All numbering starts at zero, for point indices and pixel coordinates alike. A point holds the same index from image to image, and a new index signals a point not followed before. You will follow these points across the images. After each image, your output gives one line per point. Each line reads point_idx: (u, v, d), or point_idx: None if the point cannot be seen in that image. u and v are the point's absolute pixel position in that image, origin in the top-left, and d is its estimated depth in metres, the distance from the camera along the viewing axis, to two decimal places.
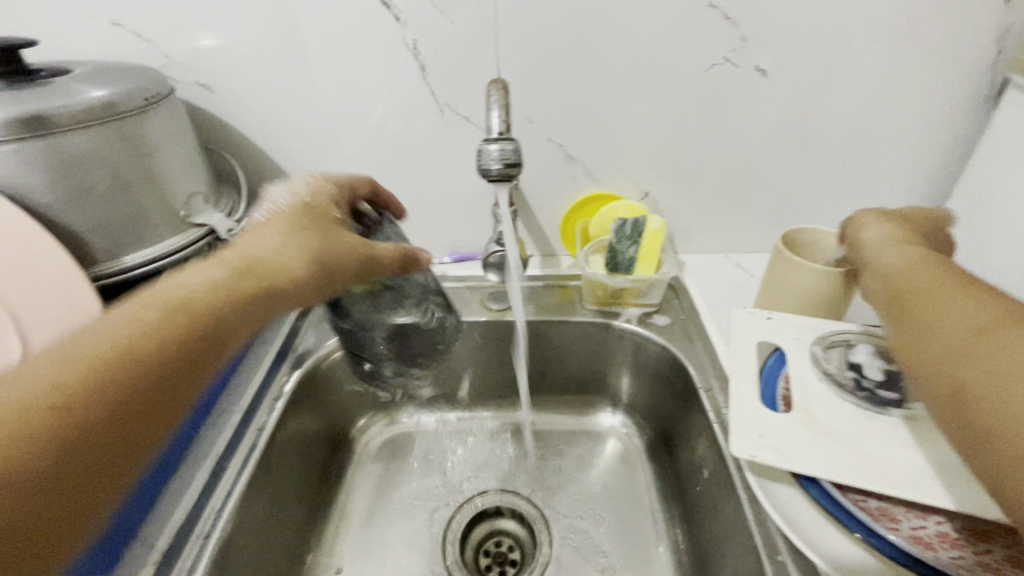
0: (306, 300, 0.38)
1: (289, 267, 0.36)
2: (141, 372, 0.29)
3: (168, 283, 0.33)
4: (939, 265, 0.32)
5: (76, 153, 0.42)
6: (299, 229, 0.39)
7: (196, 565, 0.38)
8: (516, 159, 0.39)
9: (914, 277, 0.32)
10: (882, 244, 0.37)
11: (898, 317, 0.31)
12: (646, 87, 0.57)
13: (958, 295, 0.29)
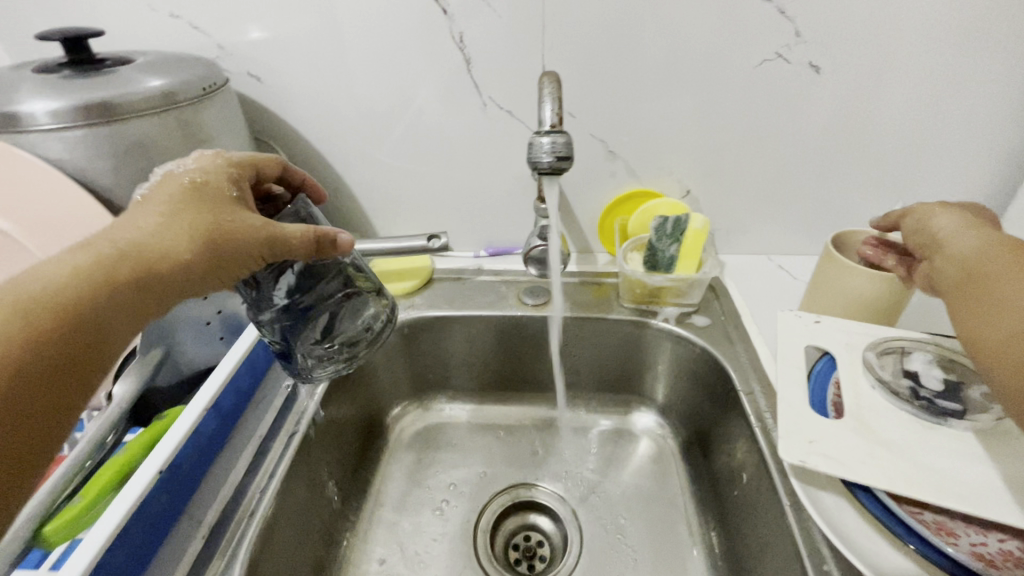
0: (201, 285, 0.34)
1: (172, 250, 0.33)
2: (5, 376, 0.27)
3: (25, 275, 0.30)
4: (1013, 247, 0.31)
5: (138, 140, 0.43)
6: (182, 208, 0.34)
7: (241, 541, 0.39)
8: (567, 152, 0.38)
9: (986, 258, 0.32)
10: (953, 231, 0.36)
11: (967, 305, 0.31)
12: (694, 83, 0.56)
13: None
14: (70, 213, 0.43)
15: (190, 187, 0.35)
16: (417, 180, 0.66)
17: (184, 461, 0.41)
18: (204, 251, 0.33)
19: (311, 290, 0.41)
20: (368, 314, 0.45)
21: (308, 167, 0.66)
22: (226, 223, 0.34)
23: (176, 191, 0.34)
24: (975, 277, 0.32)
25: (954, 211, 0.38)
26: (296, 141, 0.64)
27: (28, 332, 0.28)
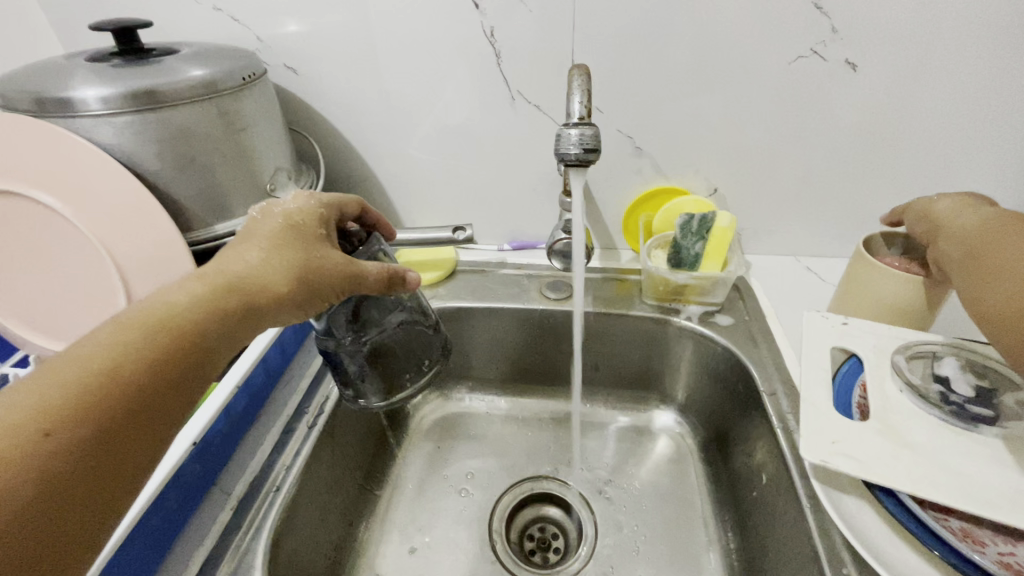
0: (291, 316, 0.37)
1: (273, 282, 0.35)
2: (133, 392, 0.28)
3: (146, 300, 0.32)
4: (1014, 224, 0.36)
5: (181, 126, 0.45)
6: (281, 244, 0.37)
7: (267, 515, 0.41)
8: (595, 145, 0.37)
9: (988, 232, 0.36)
10: (957, 213, 0.40)
11: (971, 269, 0.35)
12: (727, 79, 0.56)
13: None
14: (100, 182, 0.44)
15: (287, 224, 0.38)
16: (444, 173, 0.67)
17: (216, 436, 0.43)
18: (299, 284, 0.36)
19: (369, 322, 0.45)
20: (417, 347, 0.48)
21: (339, 157, 0.68)
22: (319, 259, 0.37)
23: (276, 228, 0.37)
24: (978, 247, 0.36)
25: (959, 196, 0.41)
26: (328, 132, 0.65)
27: (152, 349, 0.30)
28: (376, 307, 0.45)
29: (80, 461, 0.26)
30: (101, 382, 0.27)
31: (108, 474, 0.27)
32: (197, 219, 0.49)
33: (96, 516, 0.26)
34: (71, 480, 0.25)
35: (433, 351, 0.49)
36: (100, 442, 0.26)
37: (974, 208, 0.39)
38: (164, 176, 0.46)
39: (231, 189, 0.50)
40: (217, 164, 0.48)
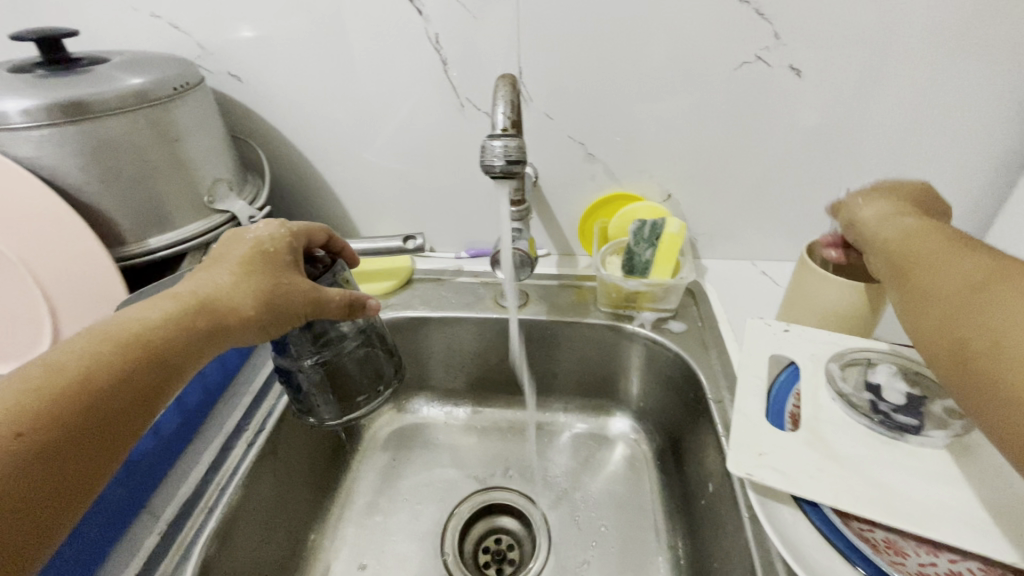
0: (258, 337, 0.37)
1: (242, 303, 0.35)
2: (99, 402, 0.29)
3: (118, 316, 0.32)
4: (934, 233, 0.35)
5: (108, 138, 0.43)
6: (253, 267, 0.37)
7: (197, 538, 0.40)
8: (520, 156, 0.35)
9: (911, 248, 0.35)
10: (879, 222, 0.40)
11: (902, 287, 0.34)
12: (673, 86, 0.56)
13: (956, 255, 0.32)
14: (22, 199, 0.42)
15: (257, 249, 0.38)
16: (398, 181, 0.66)
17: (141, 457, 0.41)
18: (266, 307, 0.36)
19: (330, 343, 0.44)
20: (377, 370, 0.48)
21: (290, 166, 0.66)
22: (285, 283, 0.37)
23: (248, 251, 0.38)
24: (904, 264, 0.35)
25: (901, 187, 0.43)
26: (277, 140, 0.64)
27: (123, 363, 0.30)
28: (339, 331, 0.44)
29: (42, 465, 0.26)
30: (69, 392, 0.28)
31: (69, 482, 0.27)
32: (129, 233, 0.47)
33: (51, 520, 0.26)
34: (33, 482, 0.26)
35: (389, 375, 0.49)
36: (67, 448, 0.27)
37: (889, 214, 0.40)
38: (92, 190, 0.45)
39: (165, 202, 0.48)
40: (149, 176, 0.46)
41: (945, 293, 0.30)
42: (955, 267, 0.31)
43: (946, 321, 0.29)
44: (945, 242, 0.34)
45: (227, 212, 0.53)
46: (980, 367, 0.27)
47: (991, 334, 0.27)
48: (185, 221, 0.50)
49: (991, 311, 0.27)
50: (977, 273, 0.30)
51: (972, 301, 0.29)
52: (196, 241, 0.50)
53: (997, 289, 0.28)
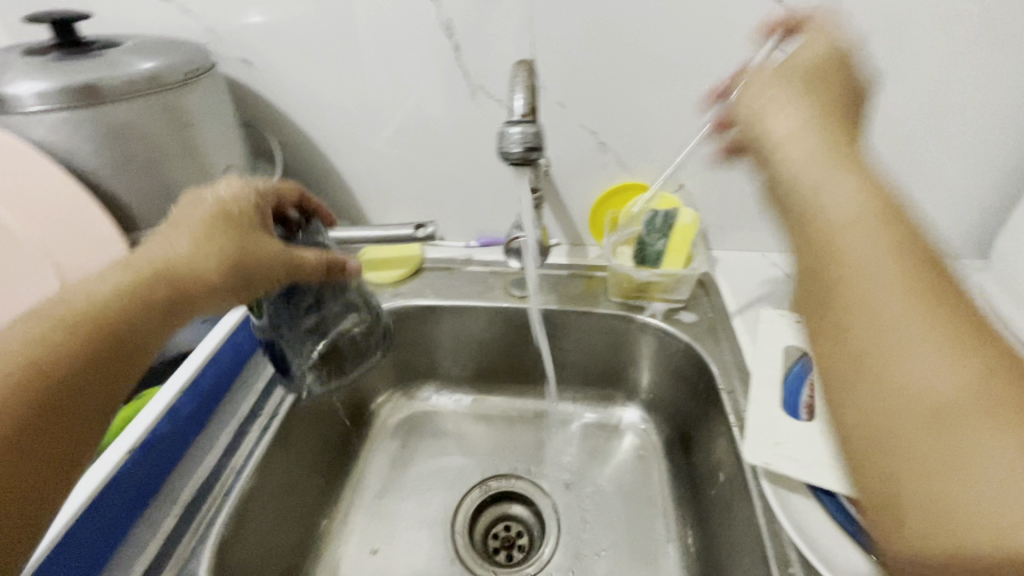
0: (227, 305, 0.37)
1: (206, 273, 0.35)
2: (65, 384, 0.29)
3: (69, 294, 0.32)
4: (910, 258, 0.22)
5: (121, 123, 0.43)
6: (215, 233, 0.36)
7: (214, 520, 0.41)
8: (538, 143, 0.35)
9: (861, 286, 0.22)
10: (810, 158, 0.27)
11: (850, 364, 0.22)
12: (688, 74, 0.55)
13: (873, 216, 0.23)
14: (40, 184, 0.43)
15: (222, 211, 0.37)
16: (408, 169, 0.66)
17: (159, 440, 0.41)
18: (232, 274, 0.36)
19: (308, 308, 0.44)
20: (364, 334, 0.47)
21: (301, 153, 0.66)
22: (254, 249, 0.37)
23: (209, 214, 0.36)
24: (853, 324, 0.22)
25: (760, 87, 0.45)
26: (287, 127, 0.64)
27: (82, 344, 0.30)
28: (320, 296, 0.44)
29: (10, 453, 0.27)
30: (30, 379, 0.28)
31: (46, 462, 0.28)
32: (142, 219, 0.47)
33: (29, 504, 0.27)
34: (8, 468, 0.27)
35: (376, 339, 0.49)
36: (35, 432, 0.28)
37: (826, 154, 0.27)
38: (107, 175, 0.45)
39: (177, 187, 0.48)
40: (163, 162, 0.46)
41: (860, 291, 0.22)
42: (868, 247, 0.23)
43: (849, 343, 0.22)
44: (864, 191, 0.25)
45: None
46: (879, 417, 0.21)
47: (908, 389, 0.20)
48: None
49: (907, 351, 0.20)
50: (889, 268, 0.22)
51: (881, 318, 0.21)
52: None
53: (914, 313, 0.21)
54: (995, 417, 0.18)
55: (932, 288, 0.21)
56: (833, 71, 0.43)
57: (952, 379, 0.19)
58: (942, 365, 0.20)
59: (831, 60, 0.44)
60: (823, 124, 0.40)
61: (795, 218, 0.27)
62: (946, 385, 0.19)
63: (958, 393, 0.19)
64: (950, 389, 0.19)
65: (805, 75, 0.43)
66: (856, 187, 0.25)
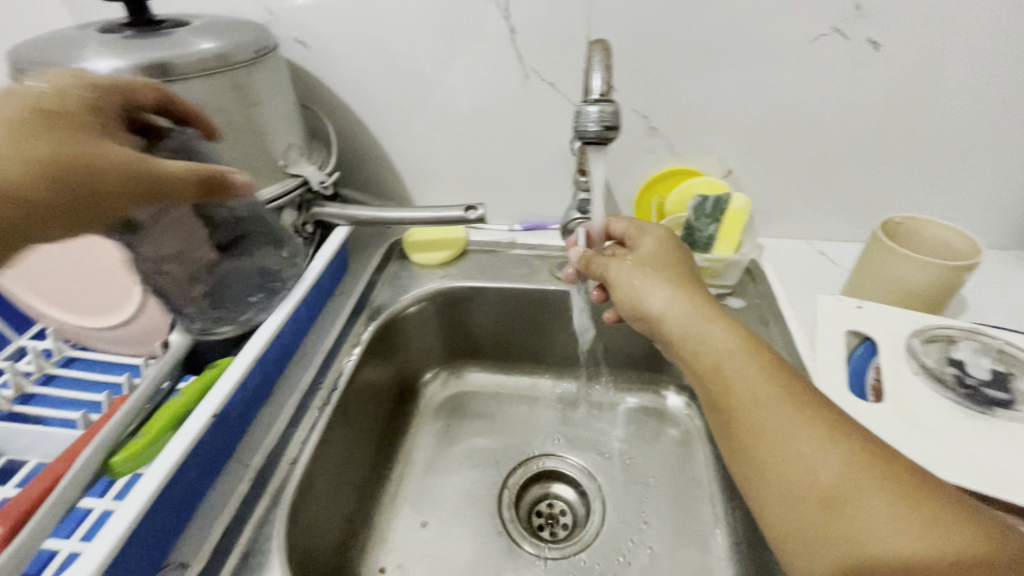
0: (52, 222, 0.34)
1: (18, 178, 0.32)
2: None
3: None
4: (752, 349, 0.34)
5: (195, 100, 0.44)
6: (27, 136, 0.33)
7: (285, 487, 0.42)
8: (616, 122, 0.35)
9: (729, 383, 0.33)
10: (678, 311, 0.38)
11: (733, 434, 0.32)
12: (744, 58, 0.55)
13: (739, 351, 0.34)
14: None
15: (38, 110, 0.35)
16: (455, 151, 0.66)
17: (234, 410, 0.43)
18: (56, 187, 0.33)
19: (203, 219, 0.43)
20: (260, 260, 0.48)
21: (350, 135, 0.67)
22: (59, 150, 0.34)
23: (18, 116, 0.34)
24: (729, 406, 0.33)
25: (621, 264, 0.42)
26: (338, 108, 0.65)
27: None
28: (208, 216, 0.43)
29: None
30: None
31: None
32: None
33: None
34: None
35: (268, 253, 0.49)
36: None
37: (689, 296, 0.38)
38: None
39: (241, 165, 0.49)
40: (231, 139, 0.47)
41: (743, 402, 0.32)
42: (741, 371, 0.33)
43: (754, 454, 0.31)
44: (729, 332, 0.35)
45: (299, 177, 0.54)
46: (768, 483, 0.30)
47: (806, 475, 0.28)
48: (260, 184, 0.50)
49: (789, 439, 0.30)
50: (765, 388, 0.32)
51: (765, 425, 0.31)
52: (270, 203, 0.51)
53: (785, 415, 0.31)
54: (862, 494, 0.27)
55: (794, 391, 0.32)
56: (674, 248, 0.43)
57: (829, 468, 0.28)
58: (818, 451, 0.29)
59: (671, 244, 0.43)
60: (688, 289, 0.39)
61: (695, 359, 0.36)
62: (829, 476, 0.28)
63: (836, 479, 0.28)
64: (832, 479, 0.28)
65: (660, 257, 0.42)
66: (726, 330, 0.35)
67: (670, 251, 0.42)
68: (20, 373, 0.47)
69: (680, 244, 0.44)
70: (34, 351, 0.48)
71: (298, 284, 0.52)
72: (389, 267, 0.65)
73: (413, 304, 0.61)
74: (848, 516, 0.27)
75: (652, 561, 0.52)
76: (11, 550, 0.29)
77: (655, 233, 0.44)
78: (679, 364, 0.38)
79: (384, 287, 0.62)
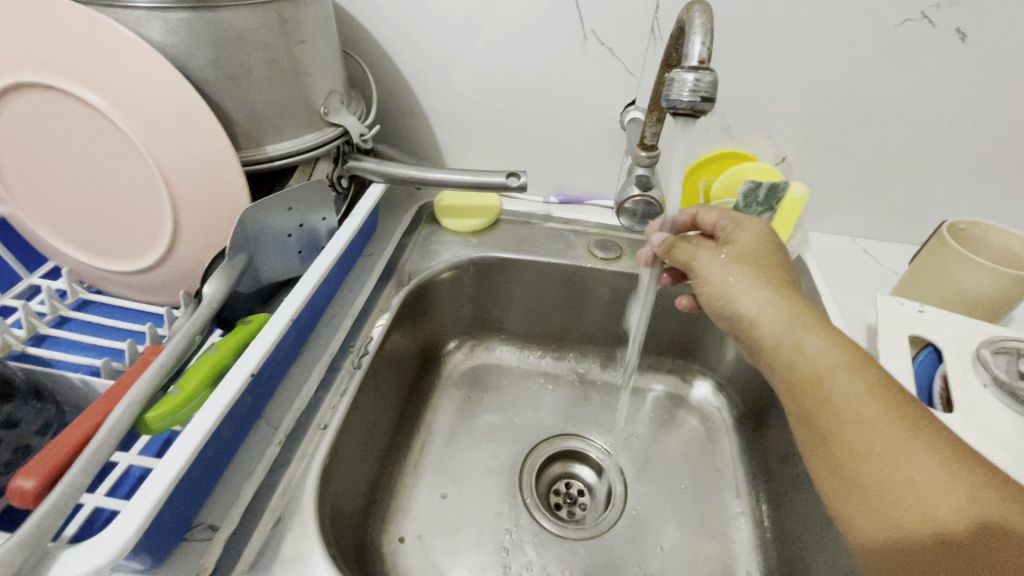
0: None
1: None
2: None
3: None
4: (859, 368, 0.32)
5: (239, 32, 0.40)
6: None
7: (317, 451, 0.41)
8: (713, 94, 0.32)
9: (831, 403, 0.32)
10: (774, 316, 0.36)
11: (826, 455, 0.31)
12: (822, 36, 0.51)
13: (844, 366, 0.32)
14: (146, 75, 0.38)
15: None
16: (498, 113, 0.63)
17: (266, 368, 0.40)
18: None
19: None
20: None
21: (387, 85, 0.62)
22: None
23: None
24: (825, 428, 0.31)
25: (713, 257, 0.40)
26: (376, 54, 0.60)
27: None
28: None
29: None
30: None
31: None
32: (246, 139, 0.45)
33: None
34: None
35: None
36: None
37: (787, 301, 0.36)
38: (218, 88, 0.42)
39: (280, 108, 0.45)
40: (275, 80, 0.43)
41: (844, 422, 0.31)
42: (846, 388, 0.31)
43: (855, 477, 0.30)
44: (832, 345, 0.33)
45: (340, 126, 0.50)
46: (865, 508, 0.29)
47: (916, 507, 0.27)
48: (299, 132, 0.47)
49: (899, 466, 0.28)
50: (872, 409, 0.30)
51: (871, 447, 0.29)
52: (308, 153, 0.47)
53: (897, 440, 0.29)
54: (982, 536, 0.25)
55: (906, 414, 0.30)
56: (773, 245, 0.40)
57: (945, 502, 0.27)
58: (933, 481, 0.27)
59: (767, 247, 0.40)
60: (787, 293, 0.36)
61: (791, 370, 0.34)
62: (946, 509, 0.27)
63: (952, 514, 0.26)
64: (948, 511, 0.26)
65: (758, 254, 0.39)
66: (830, 343, 0.33)
67: (768, 248, 0.40)
68: (33, 313, 0.44)
69: (779, 241, 0.41)
70: (49, 292, 0.46)
71: (330, 241, 0.49)
72: (421, 230, 0.62)
73: (444, 270, 0.59)
74: (961, 556, 0.26)
75: (674, 547, 0.52)
76: (45, 509, 0.27)
77: (753, 228, 0.41)
78: (770, 372, 0.36)
79: (413, 251, 0.60)
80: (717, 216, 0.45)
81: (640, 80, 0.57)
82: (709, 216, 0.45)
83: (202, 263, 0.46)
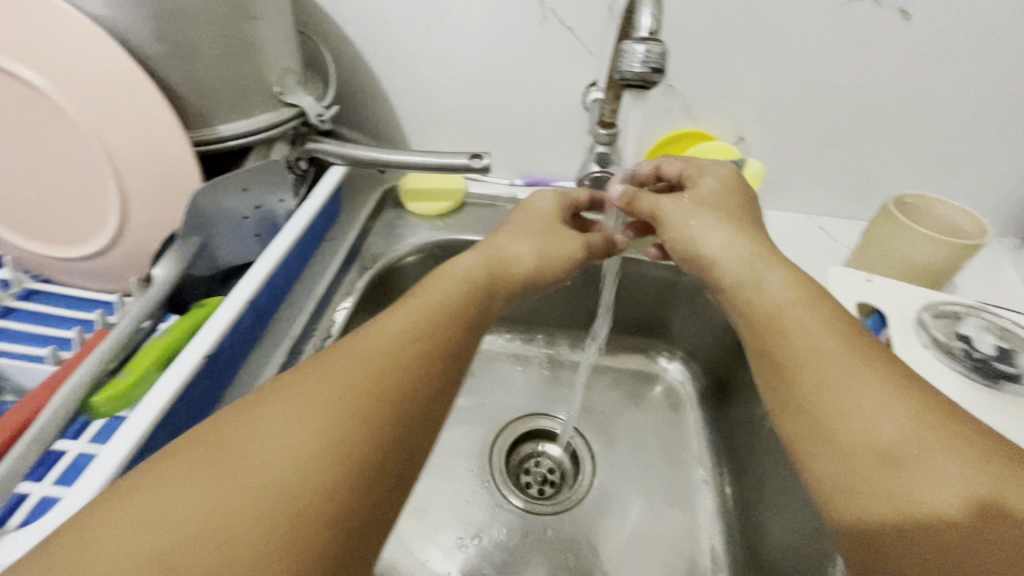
0: None
1: None
2: None
3: None
4: (814, 303, 0.35)
5: (187, 6, 0.38)
6: None
7: None
8: (662, 65, 0.33)
9: (787, 333, 0.34)
10: (734, 254, 0.38)
11: (784, 391, 0.33)
12: (775, 14, 0.52)
13: (800, 302, 0.35)
14: (88, 49, 0.37)
15: None
16: (460, 95, 0.62)
17: (222, 352, 0.40)
18: None
19: None
20: None
21: (346, 67, 0.61)
22: None
23: None
24: (783, 362, 0.33)
25: (676, 203, 0.43)
26: (333, 34, 0.59)
27: None
28: None
29: None
30: None
31: None
32: (195, 117, 0.43)
33: None
34: None
35: None
36: None
37: (748, 241, 0.39)
38: (163, 64, 0.39)
39: (232, 87, 0.43)
40: (227, 57, 0.41)
41: (801, 357, 0.33)
42: (801, 324, 0.34)
43: (809, 409, 0.31)
44: (789, 283, 0.36)
45: (296, 106, 0.49)
46: (817, 437, 0.30)
47: (866, 432, 0.29)
48: (254, 112, 0.45)
49: (853, 394, 0.30)
50: (829, 344, 0.32)
51: (828, 379, 0.31)
52: (263, 134, 0.46)
53: (850, 373, 0.31)
54: (921, 455, 0.27)
55: (862, 351, 0.32)
56: (735, 191, 0.43)
57: (893, 426, 0.28)
58: (881, 408, 0.29)
59: (730, 193, 0.42)
60: (748, 234, 0.40)
61: (752, 308, 0.37)
62: (891, 432, 0.28)
63: (896, 436, 0.28)
64: (892, 434, 0.28)
65: (721, 199, 0.42)
66: (788, 281, 0.36)
67: (731, 194, 0.42)
68: None
69: (742, 187, 0.44)
70: None
71: (288, 223, 0.48)
72: (384, 215, 0.62)
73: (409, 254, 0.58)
74: (904, 472, 0.27)
75: (641, 517, 0.53)
76: None
77: (717, 175, 0.44)
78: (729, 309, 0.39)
79: (378, 235, 0.59)
80: (680, 165, 0.46)
81: (600, 61, 0.57)
82: (673, 166, 0.46)
83: (153, 247, 0.44)
